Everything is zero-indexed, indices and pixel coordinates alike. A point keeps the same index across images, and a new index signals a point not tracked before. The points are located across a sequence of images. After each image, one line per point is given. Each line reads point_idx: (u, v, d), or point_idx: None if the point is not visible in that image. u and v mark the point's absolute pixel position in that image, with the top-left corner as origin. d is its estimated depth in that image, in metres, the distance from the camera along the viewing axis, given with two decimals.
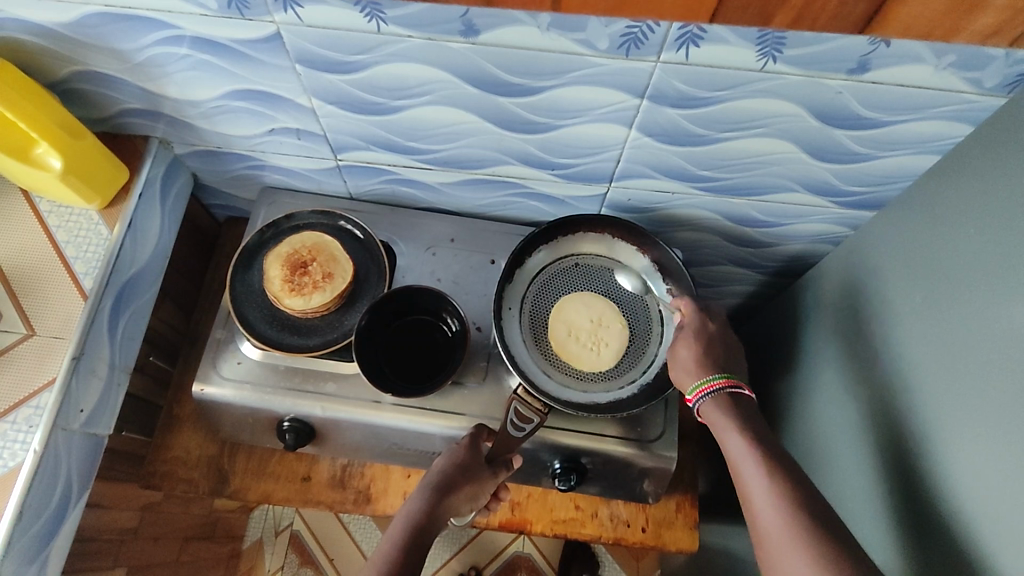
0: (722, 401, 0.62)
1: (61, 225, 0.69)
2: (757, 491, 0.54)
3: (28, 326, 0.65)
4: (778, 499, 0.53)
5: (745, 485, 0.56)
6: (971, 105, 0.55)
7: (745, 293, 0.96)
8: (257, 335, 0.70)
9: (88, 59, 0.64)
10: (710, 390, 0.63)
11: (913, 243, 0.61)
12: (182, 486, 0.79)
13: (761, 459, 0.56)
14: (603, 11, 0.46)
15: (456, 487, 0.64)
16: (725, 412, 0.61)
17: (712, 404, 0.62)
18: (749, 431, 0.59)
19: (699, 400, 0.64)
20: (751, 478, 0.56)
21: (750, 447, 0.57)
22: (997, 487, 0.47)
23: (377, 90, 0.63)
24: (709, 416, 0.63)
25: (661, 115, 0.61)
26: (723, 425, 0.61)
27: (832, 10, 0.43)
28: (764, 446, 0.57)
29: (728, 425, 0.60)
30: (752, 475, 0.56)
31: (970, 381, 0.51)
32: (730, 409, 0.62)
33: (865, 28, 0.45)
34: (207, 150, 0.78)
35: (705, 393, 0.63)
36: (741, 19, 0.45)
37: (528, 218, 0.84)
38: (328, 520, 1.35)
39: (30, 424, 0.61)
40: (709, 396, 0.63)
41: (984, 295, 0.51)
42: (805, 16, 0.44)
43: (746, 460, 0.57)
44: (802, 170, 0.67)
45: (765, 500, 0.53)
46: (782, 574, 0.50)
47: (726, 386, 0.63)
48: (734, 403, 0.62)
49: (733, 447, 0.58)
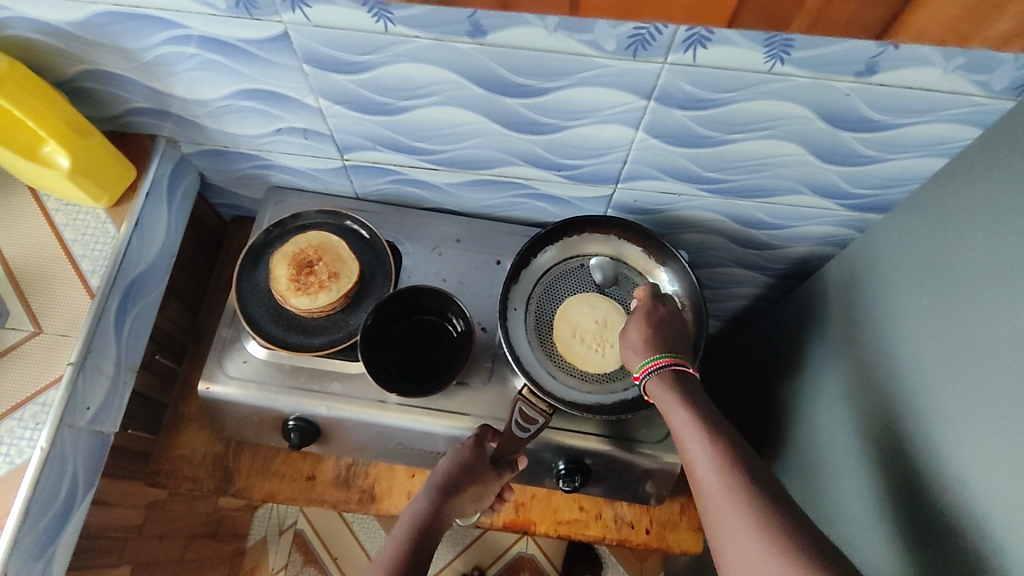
0: (666, 377, 0.61)
1: (68, 223, 0.70)
2: (702, 467, 0.53)
3: (35, 323, 0.65)
4: (722, 471, 0.51)
5: (690, 459, 0.55)
6: (980, 108, 0.55)
7: (750, 295, 0.96)
8: (262, 334, 0.71)
9: (97, 58, 0.64)
10: (655, 368, 0.62)
11: (920, 247, 0.61)
12: (187, 484, 0.79)
13: (705, 431, 0.55)
14: (620, 14, 0.45)
15: (461, 489, 0.65)
16: (669, 387, 0.60)
17: (657, 379, 0.61)
18: (692, 404, 0.57)
19: (645, 377, 0.62)
20: (696, 453, 0.54)
21: (693, 420, 0.56)
22: (1006, 493, 0.46)
23: (384, 90, 0.63)
24: (653, 392, 0.61)
25: (668, 116, 0.61)
26: (666, 399, 0.59)
27: (849, 13, 0.43)
28: (710, 419, 0.56)
29: (672, 399, 0.59)
30: (697, 450, 0.54)
31: (977, 386, 0.51)
32: (673, 383, 0.60)
33: (881, 33, 0.45)
34: (214, 149, 0.78)
35: (651, 370, 0.62)
36: (755, 24, 0.45)
37: (533, 219, 0.84)
38: (332, 520, 1.35)
39: (37, 421, 0.62)
40: (655, 372, 0.61)
41: (993, 298, 0.51)
42: (820, 21, 0.44)
43: (690, 433, 0.55)
44: (809, 172, 0.66)
45: (708, 473, 0.52)
46: (730, 551, 0.48)
47: (670, 363, 0.62)
48: (678, 380, 0.60)
49: (677, 420, 0.57)
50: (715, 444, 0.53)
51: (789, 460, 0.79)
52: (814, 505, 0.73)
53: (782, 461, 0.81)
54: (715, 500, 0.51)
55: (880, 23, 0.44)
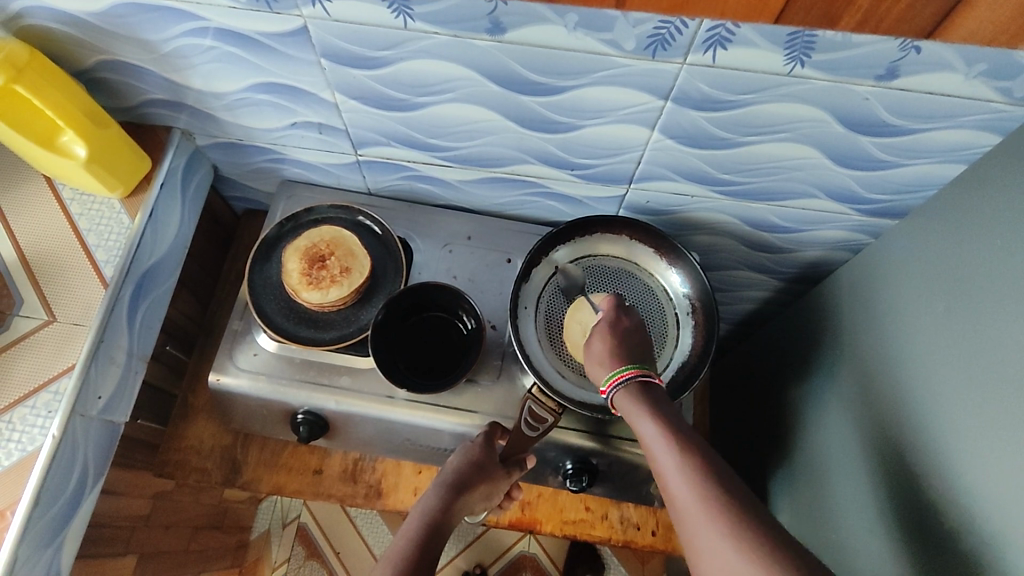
0: (633, 390, 0.59)
1: (83, 213, 0.70)
2: (674, 480, 0.51)
3: (49, 312, 0.65)
4: (692, 480, 0.50)
5: (660, 469, 0.53)
6: (1001, 114, 0.55)
7: (760, 299, 0.96)
8: (273, 327, 0.70)
9: (114, 49, 0.64)
10: (621, 380, 0.59)
11: (935, 252, 0.60)
12: (195, 476, 0.80)
13: (672, 440, 0.53)
14: (666, 9, 0.47)
15: (471, 487, 0.65)
16: (635, 399, 0.58)
17: (625, 393, 0.59)
18: (657, 413, 0.56)
19: (612, 390, 0.60)
20: (666, 466, 0.52)
21: (661, 432, 0.54)
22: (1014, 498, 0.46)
23: (400, 86, 0.63)
24: (621, 407, 0.59)
25: (684, 117, 0.61)
26: (633, 411, 0.57)
27: (899, 12, 0.45)
28: (679, 430, 0.54)
29: (639, 410, 0.57)
30: (668, 463, 0.52)
31: (989, 392, 0.50)
32: (640, 394, 0.58)
33: (929, 33, 0.47)
34: (229, 142, 0.78)
35: (617, 383, 0.60)
36: (806, 21, 0.47)
37: (544, 218, 0.84)
38: (335, 514, 1.36)
39: (49, 409, 0.62)
40: (621, 385, 0.59)
41: (1008, 307, 0.50)
42: (869, 19, 0.46)
43: (657, 443, 0.54)
44: (826, 176, 0.66)
45: (684, 488, 0.50)
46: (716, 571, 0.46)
47: (636, 374, 0.60)
48: (646, 392, 0.58)
49: (645, 432, 0.55)
50: (681, 452, 0.52)
51: (794, 465, 0.79)
52: (818, 511, 0.72)
53: (788, 466, 0.81)
54: (687, 511, 0.49)
55: (927, 24, 0.46)
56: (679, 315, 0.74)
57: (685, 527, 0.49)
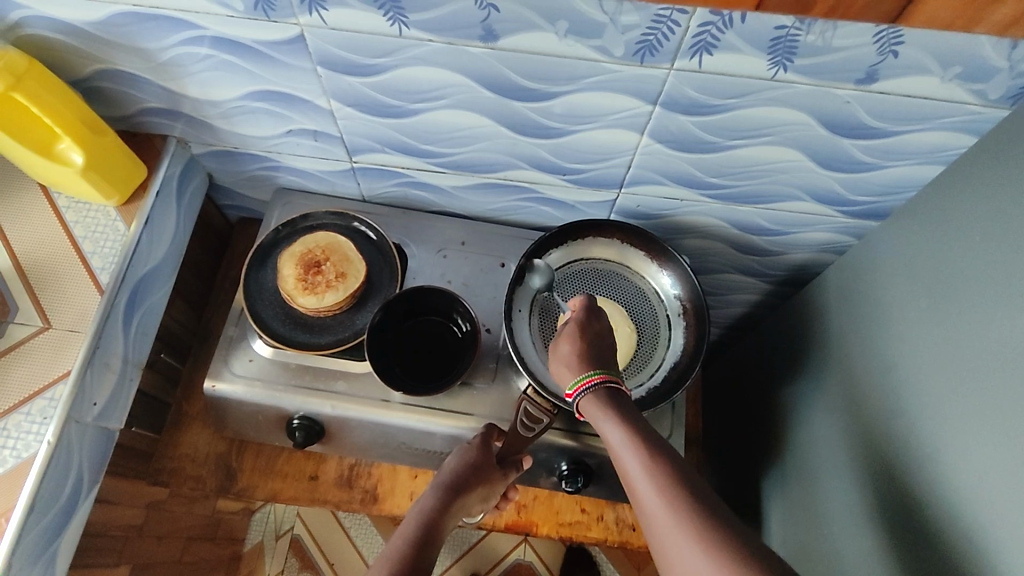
0: (601, 398, 0.59)
1: (79, 221, 0.70)
2: (641, 485, 0.52)
3: (44, 319, 0.66)
4: (659, 489, 0.50)
5: (630, 477, 0.53)
6: (977, 116, 0.57)
7: (749, 302, 0.97)
8: (270, 332, 0.71)
9: (111, 57, 0.65)
10: (588, 385, 0.60)
11: (918, 248, 0.62)
12: (190, 484, 0.80)
13: (638, 446, 0.54)
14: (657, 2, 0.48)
15: (469, 488, 0.66)
16: (602, 405, 0.58)
17: (591, 398, 0.59)
18: (627, 422, 0.56)
19: (578, 395, 0.61)
20: (634, 471, 0.53)
21: (628, 437, 0.55)
22: (996, 486, 0.47)
23: (395, 93, 0.64)
24: (588, 412, 0.60)
25: (672, 121, 0.62)
26: (599, 418, 0.58)
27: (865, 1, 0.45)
28: (645, 435, 0.55)
29: (606, 416, 0.57)
30: (634, 466, 0.53)
31: (971, 385, 0.51)
32: (608, 401, 0.59)
33: (893, 19, 0.47)
34: (224, 150, 0.79)
35: (584, 388, 0.60)
36: (781, 9, 0.47)
37: (537, 224, 0.86)
38: (329, 524, 1.35)
39: (45, 415, 0.62)
40: (589, 389, 0.60)
41: (990, 300, 0.51)
42: (838, 8, 0.47)
43: (625, 451, 0.54)
44: (810, 179, 0.68)
45: (649, 494, 0.51)
46: None
47: (604, 380, 0.60)
48: (611, 398, 0.59)
49: (613, 439, 0.56)
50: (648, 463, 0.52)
51: (785, 463, 0.80)
52: (808, 509, 0.74)
53: (778, 464, 0.82)
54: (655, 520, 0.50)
55: (893, 8, 0.46)
56: (670, 315, 0.76)
57: (654, 534, 0.50)
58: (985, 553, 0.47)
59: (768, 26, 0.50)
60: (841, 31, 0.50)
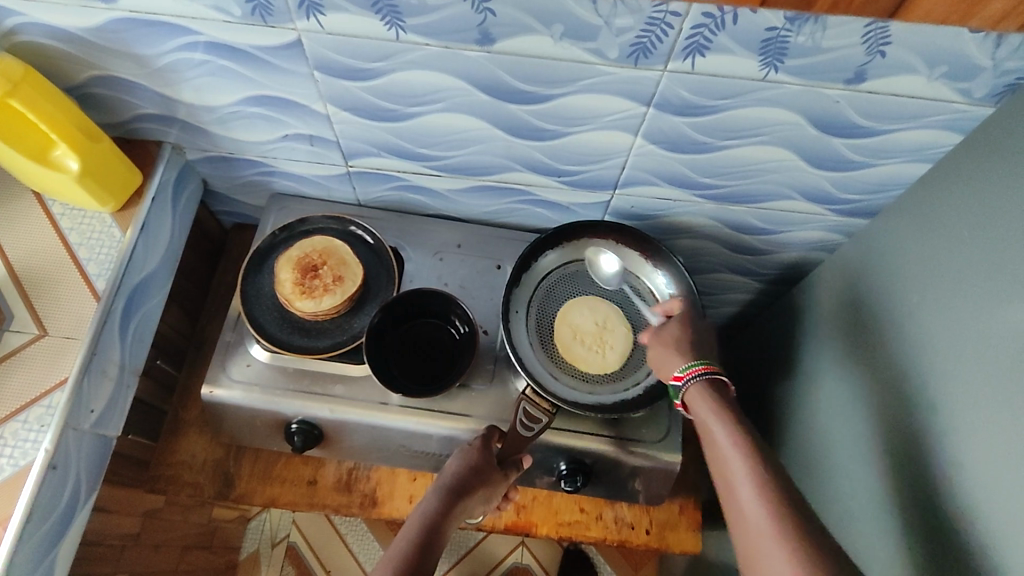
0: (705, 388, 0.62)
1: (74, 228, 0.70)
2: (741, 487, 0.55)
3: (40, 326, 0.65)
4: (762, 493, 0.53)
5: (730, 476, 0.56)
6: (963, 114, 0.58)
7: (742, 301, 0.99)
8: (267, 336, 0.71)
9: (107, 64, 0.65)
10: (696, 373, 0.63)
11: (908, 245, 0.63)
12: (187, 490, 0.80)
13: (743, 448, 0.57)
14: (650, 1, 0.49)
15: (472, 490, 0.65)
16: (705, 398, 0.61)
17: (699, 387, 0.62)
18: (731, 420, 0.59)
19: (686, 382, 0.63)
20: (736, 472, 0.56)
21: (733, 440, 0.57)
22: (999, 480, 0.47)
23: (391, 97, 0.64)
24: (691, 399, 0.62)
25: (666, 122, 0.63)
26: (704, 413, 0.61)
27: None
28: (749, 439, 0.57)
29: (714, 414, 0.60)
30: (738, 468, 0.56)
31: (965, 379, 0.52)
32: (714, 392, 0.62)
33: (890, 15, 0.48)
34: (219, 156, 0.79)
35: (693, 375, 0.63)
36: (785, 4, 0.48)
37: (532, 226, 0.86)
38: (325, 529, 1.34)
39: (42, 423, 0.62)
40: (697, 378, 0.62)
41: (981, 295, 0.52)
42: (840, 2, 0.47)
43: (730, 450, 0.57)
44: (800, 178, 0.69)
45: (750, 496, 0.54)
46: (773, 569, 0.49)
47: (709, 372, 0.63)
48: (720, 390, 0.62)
49: (719, 439, 0.58)
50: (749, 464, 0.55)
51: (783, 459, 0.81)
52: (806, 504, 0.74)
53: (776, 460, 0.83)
54: (754, 527, 0.52)
55: (890, 4, 0.47)
56: None
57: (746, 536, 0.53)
58: (985, 540, 0.48)
59: (758, 28, 0.51)
60: (828, 33, 0.51)
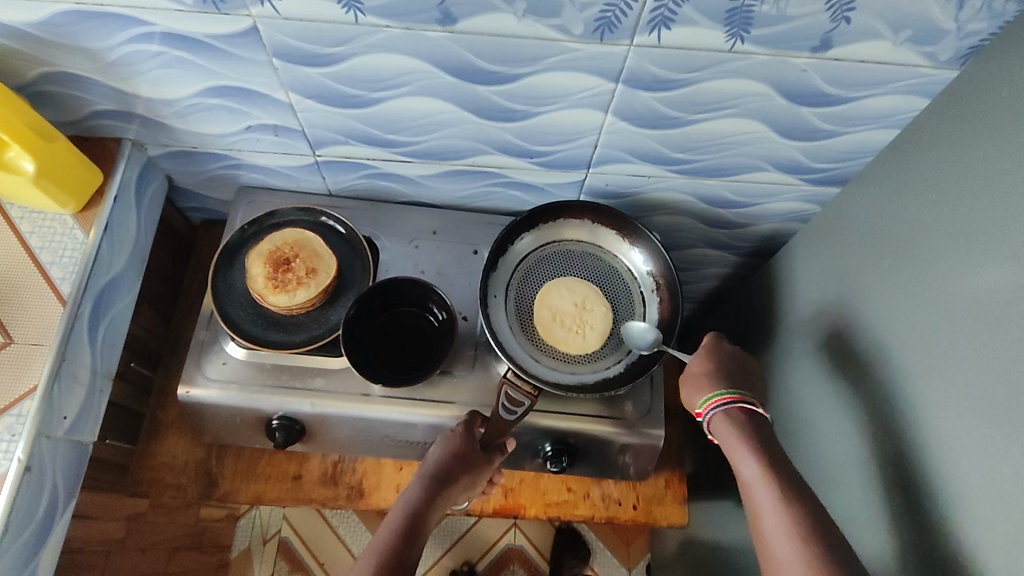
0: (733, 417, 0.63)
1: (34, 231, 0.68)
2: (770, 519, 0.56)
3: (5, 334, 0.63)
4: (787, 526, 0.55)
5: (760, 510, 0.57)
6: (930, 78, 0.58)
7: (720, 275, 0.99)
8: (242, 333, 0.70)
9: (57, 59, 0.63)
10: (719, 403, 0.64)
11: (877, 213, 0.64)
12: (170, 492, 0.78)
13: (772, 481, 0.58)
14: None
15: (455, 478, 0.65)
16: (732, 425, 0.63)
17: (724, 416, 0.63)
18: (755, 450, 0.60)
19: (709, 412, 0.65)
20: (765, 505, 0.57)
21: (762, 473, 0.59)
22: (977, 438, 0.48)
23: (355, 82, 0.63)
24: (718, 428, 0.64)
25: (636, 98, 0.63)
26: (731, 442, 0.62)
27: None
28: (778, 471, 0.59)
29: (739, 445, 0.61)
30: (766, 502, 0.57)
31: (934, 341, 0.53)
32: (741, 420, 0.63)
33: None
34: (182, 150, 0.77)
35: (716, 406, 0.64)
36: None
37: (507, 209, 0.86)
38: (316, 523, 1.34)
39: (12, 433, 0.60)
40: (721, 407, 0.64)
41: (948, 258, 0.53)
42: None
43: (759, 484, 0.58)
44: (771, 149, 0.69)
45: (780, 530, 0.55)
46: None
47: (739, 401, 0.64)
48: (749, 418, 0.63)
49: (745, 471, 0.60)
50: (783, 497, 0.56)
51: None
52: None
53: None
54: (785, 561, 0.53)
55: None
56: (645, 292, 0.76)
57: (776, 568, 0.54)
58: (962, 498, 0.49)
59: None
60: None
